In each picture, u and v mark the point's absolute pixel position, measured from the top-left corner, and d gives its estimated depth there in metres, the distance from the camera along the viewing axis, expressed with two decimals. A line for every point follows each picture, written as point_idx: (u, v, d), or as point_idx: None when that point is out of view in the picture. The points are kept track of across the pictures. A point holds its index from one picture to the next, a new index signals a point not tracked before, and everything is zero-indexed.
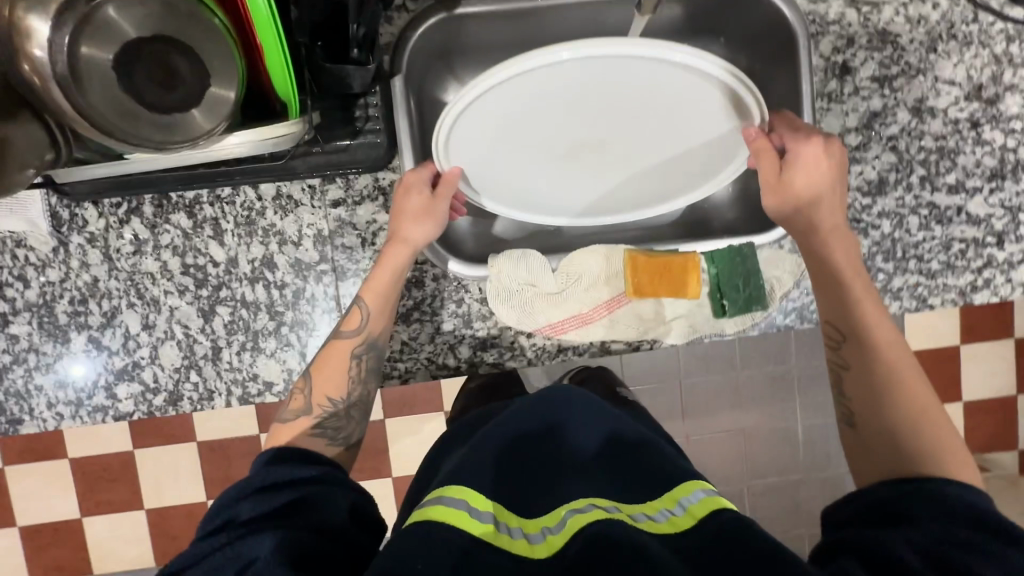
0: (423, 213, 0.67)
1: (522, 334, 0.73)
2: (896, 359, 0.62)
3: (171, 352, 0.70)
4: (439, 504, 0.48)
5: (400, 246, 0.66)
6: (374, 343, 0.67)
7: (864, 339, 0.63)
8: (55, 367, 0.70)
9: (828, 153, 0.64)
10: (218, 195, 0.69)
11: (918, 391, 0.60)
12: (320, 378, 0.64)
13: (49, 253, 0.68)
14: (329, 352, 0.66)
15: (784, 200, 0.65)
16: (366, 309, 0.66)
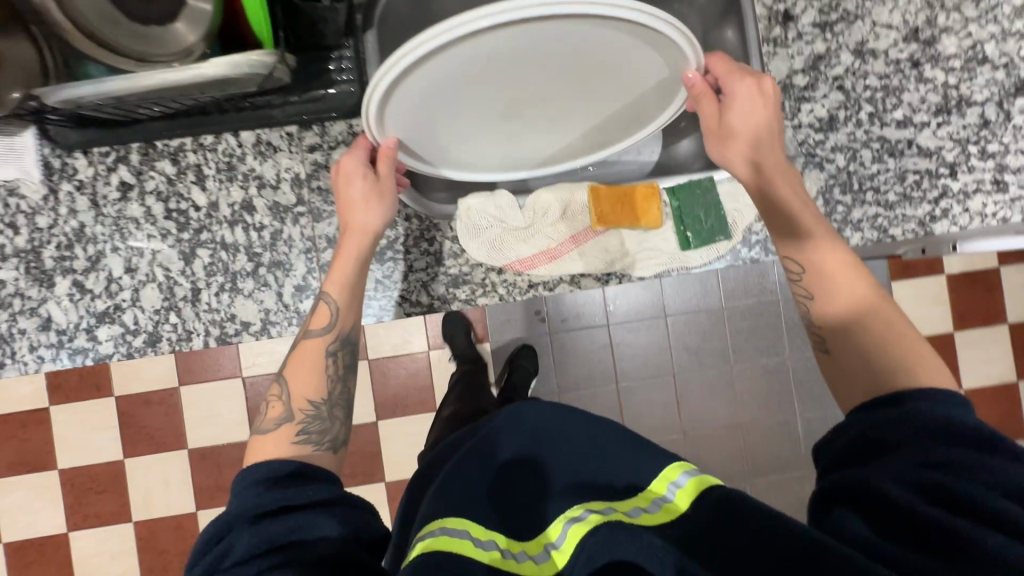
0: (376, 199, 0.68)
1: (492, 270, 0.75)
2: (850, 284, 0.61)
3: (152, 294, 0.73)
4: (444, 536, 0.43)
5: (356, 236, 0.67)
6: (346, 336, 0.68)
7: (823, 277, 0.62)
8: (39, 311, 0.72)
9: (759, 90, 0.66)
10: (202, 143, 0.73)
11: (879, 311, 0.59)
12: (294, 382, 0.64)
13: (39, 200, 0.72)
14: (300, 353, 0.66)
15: (726, 141, 0.68)
16: (333, 304, 0.67)
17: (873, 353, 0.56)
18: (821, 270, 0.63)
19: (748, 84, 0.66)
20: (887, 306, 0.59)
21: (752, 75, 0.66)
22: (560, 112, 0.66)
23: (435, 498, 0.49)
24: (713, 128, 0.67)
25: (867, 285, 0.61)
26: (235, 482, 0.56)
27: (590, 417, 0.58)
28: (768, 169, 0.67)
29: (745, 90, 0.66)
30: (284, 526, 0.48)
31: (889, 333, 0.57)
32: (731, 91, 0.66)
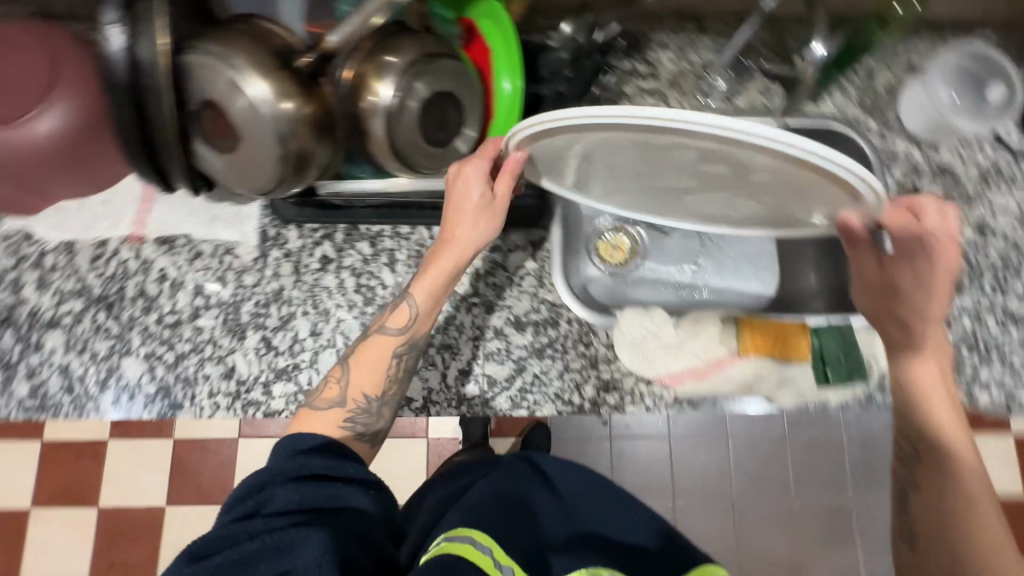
0: (485, 214, 0.65)
1: (642, 381, 0.80)
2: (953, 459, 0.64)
3: (329, 358, 0.79)
4: (471, 545, 0.50)
5: (455, 246, 0.66)
6: (415, 343, 0.69)
7: (933, 453, 0.66)
8: (226, 359, 0.78)
9: (925, 239, 0.61)
10: (398, 231, 0.83)
11: (980, 500, 0.61)
12: (356, 372, 0.66)
13: (250, 260, 0.81)
14: (371, 350, 0.68)
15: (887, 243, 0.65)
16: (415, 308, 0.68)
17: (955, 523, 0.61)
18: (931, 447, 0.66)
19: (939, 219, 0.60)
20: (993, 515, 0.60)
21: (936, 223, 0.60)
22: (691, 197, 0.63)
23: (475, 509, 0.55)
24: (873, 263, 0.67)
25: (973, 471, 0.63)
26: (273, 450, 0.60)
27: (615, 511, 0.68)
28: (904, 324, 0.68)
29: (919, 229, 0.60)
30: (324, 494, 0.54)
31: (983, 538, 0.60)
32: (910, 229, 0.61)
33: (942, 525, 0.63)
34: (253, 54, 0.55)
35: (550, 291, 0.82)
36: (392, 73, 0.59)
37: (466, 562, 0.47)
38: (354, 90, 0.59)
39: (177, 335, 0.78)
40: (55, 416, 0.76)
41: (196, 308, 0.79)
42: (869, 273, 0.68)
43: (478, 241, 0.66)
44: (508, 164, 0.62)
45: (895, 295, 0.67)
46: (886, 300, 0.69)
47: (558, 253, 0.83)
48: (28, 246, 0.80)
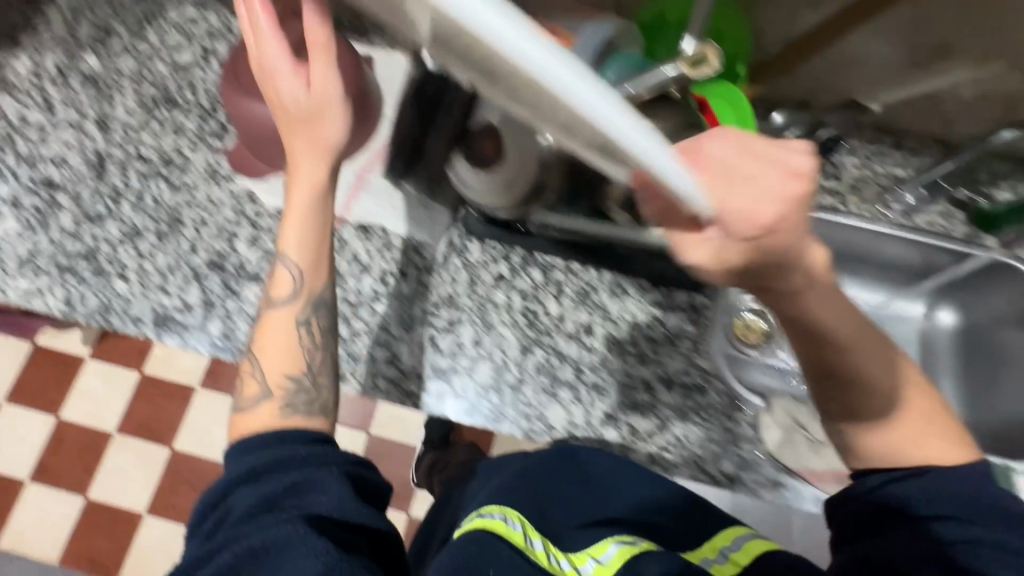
0: (312, 135, 0.63)
1: (783, 471, 0.79)
2: (913, 403, 0.57)
3: (485, 370, 0.82)
4: (501, 521, 0.60)
5: (299, 180, 0.65)
6: (318, 301, 0.69)
7: (872, 385, 0.56)
8: (392, 347, 0.83)
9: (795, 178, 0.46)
10: (570, 267, 0.87)
11: (929, 432, 0.57)
12: (266, 359, 0.66)
13: (433, 262, 0.87)
14: (269, 325, 0.68)
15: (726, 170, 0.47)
16: (291, 268, 0.67)
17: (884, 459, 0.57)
18: (867, 381, 0.56)
19: (723, 140, 0.46)
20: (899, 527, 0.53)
21: (775, 158, 0.46)
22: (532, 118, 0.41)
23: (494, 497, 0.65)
24: (738, 248, 0.47)
25: (921, 396, 0.58)
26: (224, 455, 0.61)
27: (629, 477, 0.73)
28: (797, 290, 0.52)
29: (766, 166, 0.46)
30: (281, 484, 0.55)
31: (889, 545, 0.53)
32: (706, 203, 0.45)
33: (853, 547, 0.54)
34: None
35: (703, 357, 0.84)
36: None
37: (492, 534, 0.57)
38: None
39: (355, 314, 0.85)
40: (234, 360, 0.83)
41: (376, 294, 0.86)
42: (722, 258, 0.48)
43: (317, 158, 0.65)
44: (313, 38, 0.58)
45: (749, 278, 0.51)
46: (748, 277, 0.51)
47: (717, 324, 0.85)
48: (248, 205, 0.90)
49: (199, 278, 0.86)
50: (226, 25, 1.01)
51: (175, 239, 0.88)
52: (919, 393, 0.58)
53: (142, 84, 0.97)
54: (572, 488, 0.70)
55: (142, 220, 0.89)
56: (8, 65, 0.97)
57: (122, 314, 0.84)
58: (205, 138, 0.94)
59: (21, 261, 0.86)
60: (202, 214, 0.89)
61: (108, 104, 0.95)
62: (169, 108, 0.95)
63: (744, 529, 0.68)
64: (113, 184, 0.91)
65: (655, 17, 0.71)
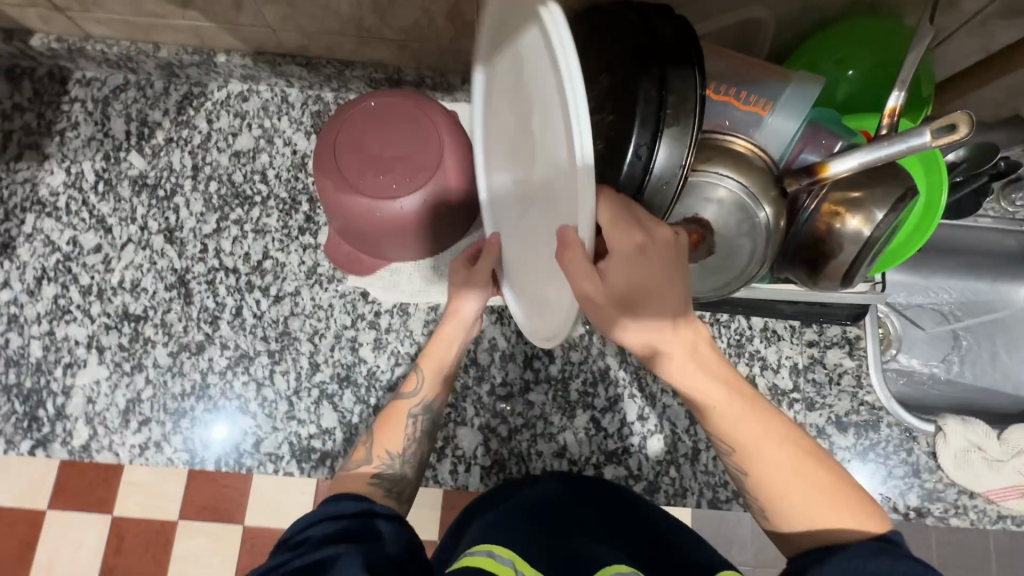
0: (463, 287, 0.71)
1: (966, 494, 0.80)
2: (757, 450, 0.53)
3: (658, 445, 0.79)
4: (489, 558, 0.47)
5: (439, 351, 0.72)
6: (429, 404, 0.70)
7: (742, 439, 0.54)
8: (557, 437, 0.78)
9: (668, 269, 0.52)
10: (718, 317, 0.83)
11: (804, 488, 0.51)
12: (383, 433, 0.67)
13: (577, 336, 0.82)
14: (392, 417, 0.68)
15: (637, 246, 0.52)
16: (422, 376, 0.71)
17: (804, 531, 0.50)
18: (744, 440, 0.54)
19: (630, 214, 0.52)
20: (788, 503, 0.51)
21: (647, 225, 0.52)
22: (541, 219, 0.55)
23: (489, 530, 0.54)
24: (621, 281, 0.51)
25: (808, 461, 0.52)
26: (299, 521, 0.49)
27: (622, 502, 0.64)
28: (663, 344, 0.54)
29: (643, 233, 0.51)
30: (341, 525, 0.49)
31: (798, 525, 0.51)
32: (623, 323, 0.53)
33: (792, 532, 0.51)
34: (751, 181, 0.56)
35: (869, 391, 0.82)
36: (868, 211, 0.58)
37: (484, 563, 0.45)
38: (816, 219, 0.60)
39: (510, 408, 0.79)
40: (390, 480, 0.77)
41: (526, 383, 0.80)
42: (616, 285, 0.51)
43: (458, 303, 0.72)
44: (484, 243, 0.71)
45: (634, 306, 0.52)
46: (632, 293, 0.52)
47: (877, 354, 0.83)
48: (363, 305, 0.81)
49: (329, 396, 0.78)
50: (281, 95, 0.89)
51: (291, 356, 0.79)
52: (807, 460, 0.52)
53: (203, 180, 0.85)
54: (572, 513, 0.60)
55: (247, 340, 0.79)
56: (37, 181, 0.83)
57: (257, 453, 0.76)
58: (293, 235, 0.83)
59: (123, 412, 0.76)
60: (313, 323, 0.80)
61: (171, 210, 0.84)
62: (243, 206, 0.84)
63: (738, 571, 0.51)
64: (203, 304, 0.80)
65: (827, 58, 0.67)
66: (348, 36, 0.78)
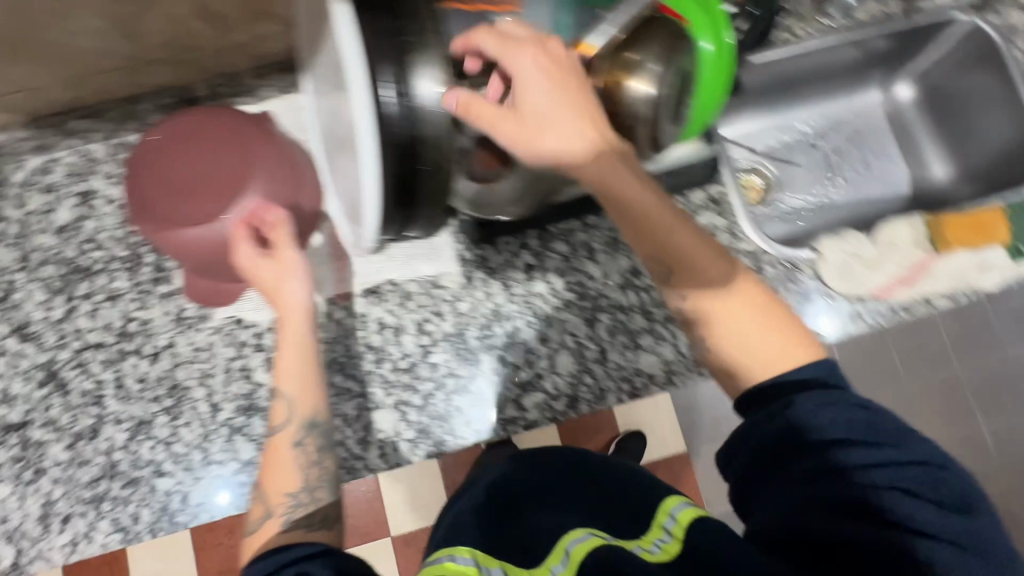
0: (279, 273, 0.66)
1: (855, 301, 0.85)
2: (694, 267, 0.51)
3: (567, 360, 0.80)
4: (451, 561, 0.49)
5: (291, 339, 0.65)
6: (309, 421, 0.64)
7: (683, 262, 0.52)
8: (471, 387, 0.79)
9: (579, 90, 0.51)
10: (587, 222, 0.84)
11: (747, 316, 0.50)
12: (271, 478, 0.62)
13: (459, 287, 0.82)
14: (274, 455, 0.63)
15: (552, 79, 0.50)
16: (286, 397, 0.64)
17: (744, 357, 0.50)
18: (682, 257, 0.52)
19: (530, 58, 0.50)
20: (728, 325, 0.50)
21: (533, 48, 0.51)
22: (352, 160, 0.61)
23: (456, 534, 0.55)
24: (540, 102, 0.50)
25: (755, 287, 0.52)
26: None
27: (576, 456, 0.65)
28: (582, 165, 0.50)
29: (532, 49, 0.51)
30: None
31: (736, 347, 0.50)
32: (537, 144, 0.49)
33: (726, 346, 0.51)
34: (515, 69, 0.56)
35: (744, 240, 0.85)
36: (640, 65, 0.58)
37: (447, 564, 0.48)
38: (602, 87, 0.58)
39: (417, 377, 0.79)
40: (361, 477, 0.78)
41: (426, 348, 0.80)
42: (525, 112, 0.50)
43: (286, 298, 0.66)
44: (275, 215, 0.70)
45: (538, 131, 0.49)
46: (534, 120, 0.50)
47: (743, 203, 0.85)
48: (242, 331, 0.80)
49: (240, 430, 0.77)
50: (85, 154, 0.84)
51: (187, 406, 0.78)
52: (755, 285, 0.52)
53: (37, 268, 0.81)
54: (540, 490, 0.61)
55: (139, 407, 0.77)
56: None
57: (188, 507, 0.76)
58: (148, 289, 0.81)
59: (41, 519, 0.74)
60: (199, 367, 0.79)
61: (13, 309, 0.80)
62: (87, 278, 0.81)
63: (685, 498, 0.52)
64: (82, 388, 0.78)
65: None
66: (117, 70, 0.74)
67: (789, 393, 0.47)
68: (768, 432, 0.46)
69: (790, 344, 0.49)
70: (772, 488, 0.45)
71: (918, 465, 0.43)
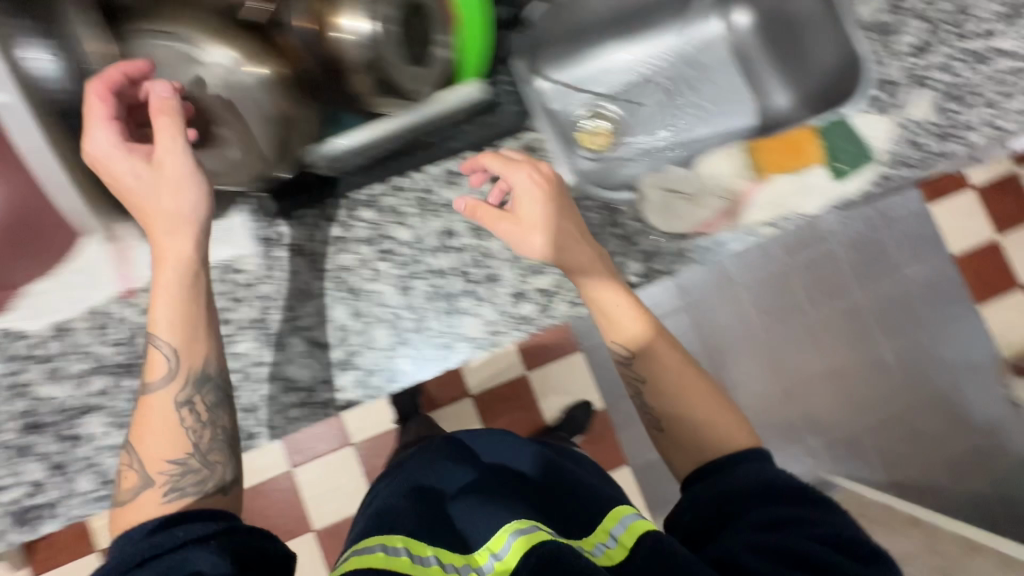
0: (179, 181, 0.60)
1: (682, 240, 0.81)
2: (679, 376, 0.68)
3: (382, 333, 0.76)
4: (382, 552, 0.50)
5: (170, 260, 0.61)
6: (198, 376, 0.61)
7: (656, 373, 0.69)
8: (280, 374, 0.75)
9: (563, 206, 0.73)
10: (394, 184, 0.78)
11: (699, 393, 0.67)
12: (145, 446, 0.58)
13: (258, 270, 0.76)
14: (145, 414, 0.59)
15: (527, 216, 0.71)
16: (164, 348, 0.60)
17: (685, 451, 0.66)
18: (656, 368, 0.69)
19: (526, 178, 0.72)
20: (694, 411, 0.66)
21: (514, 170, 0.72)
22: None
23: (378, 518, 0.56)
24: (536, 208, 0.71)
25: (702, 392, 0.68)
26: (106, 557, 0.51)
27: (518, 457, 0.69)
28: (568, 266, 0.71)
29: (516, 188, 0.71)
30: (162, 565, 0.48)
31: (698, 433, 0.65)
32: (519, 234, 0.71)
33: (680, 421, 0.66)
34: None
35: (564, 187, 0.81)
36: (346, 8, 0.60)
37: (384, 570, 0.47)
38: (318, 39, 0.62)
39: None
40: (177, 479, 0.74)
41: (227, 338, 0.75)
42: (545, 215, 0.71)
43: (174, 229, 0.61)
44: (157, 103, 0.61)
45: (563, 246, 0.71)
46: (524, 222, 0.71)
47: (559, 148, 0.82)
48: (14, 343, 0.72)
49: (27, 449, 0.71)
50: None
51: None
52: (701, 389, 0.68)
53: None
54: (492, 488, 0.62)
55: None
56: None
57: None
58: None
59: None
60: None
61: None
62: None
63: (635, 509, 0.59)
64: None
65: None
66: None
67: (738, 488, 0.58)
68: (706, 506, 0.58)
69: (734, 424, 0.65)
70: (719, 537, 0.55)
71: (831, 540, 0.52)
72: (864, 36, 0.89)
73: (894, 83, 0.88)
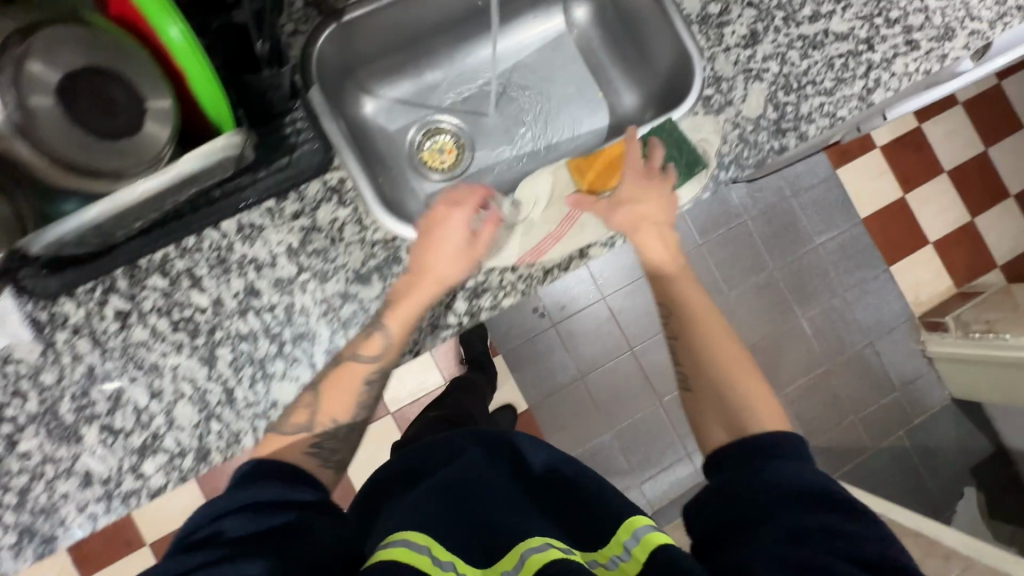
0: (458, 254, 0.72)
1: (507, 271, 0.77)
2: (714, 343, 0.71)
3: (187, 410, 0.70)
4: (406, 547, 0.47)
5: (416, 290, 0.71)
6: (386, 370, 0.70)
7: (699, 343, 0.71)
8: (76, 469, 0.68)
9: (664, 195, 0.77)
10: (185, 246, 0.72)
11: (740, 369, 0.69)
12: (327, 398, 0.68)
13: (38, 358, 0.69)
14: (345, 376, 0.68)
15: (641, 181, 0.76)
16: (387, 335, 0.69)
17: (719, 421, 0.65)
18: (699, 340, 0.71)
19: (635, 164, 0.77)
20: (743, 385, 0.67)
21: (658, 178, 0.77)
22: None
23: (412, 511, 0.53)
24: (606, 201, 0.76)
25: (756, 379, 0.68)
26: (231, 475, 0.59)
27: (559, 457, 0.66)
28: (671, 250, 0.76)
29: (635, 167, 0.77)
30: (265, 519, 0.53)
31: (734, 399, 0.66)
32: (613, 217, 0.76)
33: (713, 395, 0.67)
34: None
35: (376, 228, 0.75)
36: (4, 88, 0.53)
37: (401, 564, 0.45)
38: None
39: (7, 474, 0.68)
40: None
41: (10, 437, 0.68)
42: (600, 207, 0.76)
43: (441, 272, 0.71)
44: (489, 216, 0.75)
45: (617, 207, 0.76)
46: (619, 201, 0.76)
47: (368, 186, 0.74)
48: None
49: None
50: None
51: None
52: (752, 374, 0.68)
53: None
54: (508, 494, 0.60)
55: None
56: None
57: None
58: None
59: None
60: None
61: None
62: None
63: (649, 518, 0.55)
64: None
65: None
66: None
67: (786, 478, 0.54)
68: (726, 505, 0.54)
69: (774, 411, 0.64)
70: (737, 540, 0.51)
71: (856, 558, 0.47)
72: (692, 29, 0.84)
73: (725, 79, 0.84)
